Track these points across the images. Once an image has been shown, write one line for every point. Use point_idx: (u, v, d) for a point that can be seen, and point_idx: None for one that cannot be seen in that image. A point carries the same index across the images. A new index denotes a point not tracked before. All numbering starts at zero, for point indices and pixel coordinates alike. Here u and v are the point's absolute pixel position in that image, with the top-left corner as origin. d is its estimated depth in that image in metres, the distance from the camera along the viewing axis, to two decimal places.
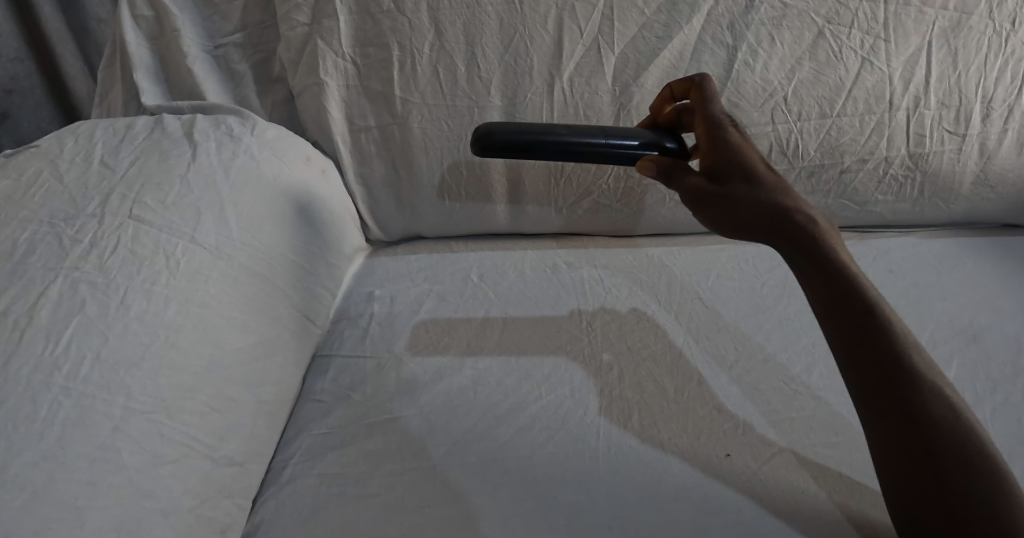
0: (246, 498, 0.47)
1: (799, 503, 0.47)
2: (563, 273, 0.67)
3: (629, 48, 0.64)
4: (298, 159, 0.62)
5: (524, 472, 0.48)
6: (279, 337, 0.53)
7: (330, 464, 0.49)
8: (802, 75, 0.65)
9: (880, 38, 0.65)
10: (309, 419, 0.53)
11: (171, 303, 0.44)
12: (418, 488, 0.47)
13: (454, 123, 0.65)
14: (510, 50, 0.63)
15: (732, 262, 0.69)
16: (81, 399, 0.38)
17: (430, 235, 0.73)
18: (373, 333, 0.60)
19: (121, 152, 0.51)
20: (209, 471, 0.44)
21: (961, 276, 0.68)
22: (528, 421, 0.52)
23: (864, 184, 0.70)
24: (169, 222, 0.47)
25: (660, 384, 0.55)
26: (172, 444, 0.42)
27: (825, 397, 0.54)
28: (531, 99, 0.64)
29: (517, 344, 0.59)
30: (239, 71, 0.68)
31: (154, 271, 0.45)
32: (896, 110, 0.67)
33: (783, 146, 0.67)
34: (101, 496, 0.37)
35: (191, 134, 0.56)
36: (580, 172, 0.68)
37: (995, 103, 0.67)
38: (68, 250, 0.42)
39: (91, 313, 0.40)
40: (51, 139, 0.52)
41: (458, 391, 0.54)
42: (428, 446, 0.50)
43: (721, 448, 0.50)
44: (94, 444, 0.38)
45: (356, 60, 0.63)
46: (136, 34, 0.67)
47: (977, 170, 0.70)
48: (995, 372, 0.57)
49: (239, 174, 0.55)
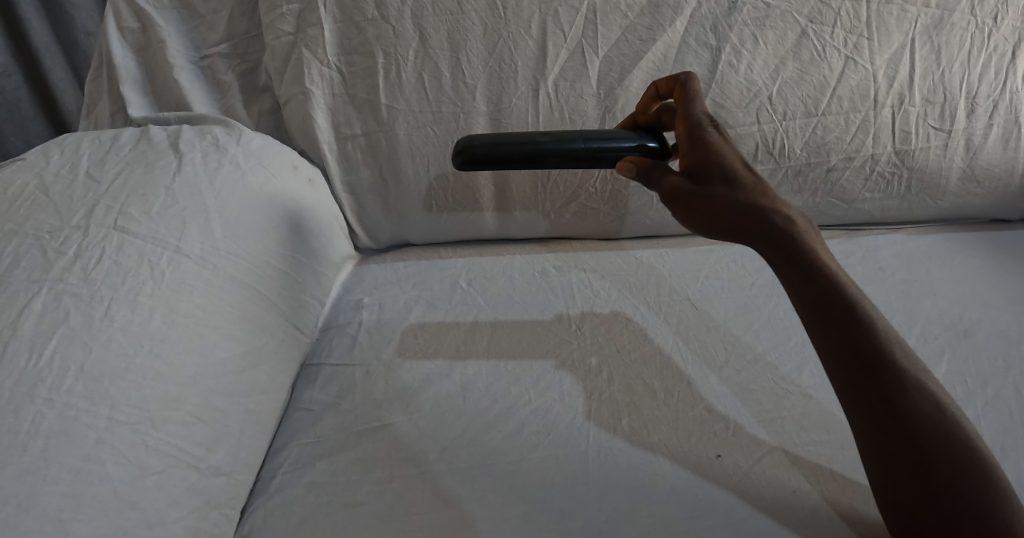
0: (234, 509, 0.46)
1: (791, 501, 0.46)
2: (552, 277, 0.67)
3: (613, 52, 0.64)
4: (283, 168, 0.62)
5: (514, 476, 0.48)
6: (266, 346, 0.53)
7: (319, 472, 0.49)
8: (787, 75, 0.66)
9: (863, 36, 0.65)
10: (299, 427, 0.52)
11: (157, 312, 0.44)
12: (408, 495, 0.47)
13: (440, 130, 0.65)
14: (495, 55, 0.63)
15: (721, 262, 0.69)
16: (64, 411, 0.38)
17: (418, 242, 0.73)
18: (362, 341, 0.60)
19: (106, 163, 0.51)
20: (196, 482, 0.44)
21: (950, 272, 0.68)
22: (518, 426, 0.52)
23: (852, 181, 0.70)
24: (153, 232, 0.47)
25: (650, 385, 0.55)
26: (157, 455, 0.41)
27: (815, 394, 0.54)
28: (516, 104, 0.64)
29: (506, 348, 0.59)
30: (224, 81, 0.68)
31: (138, 281, 0.44)
32: (882, 108, 0.67)
33: (769, 146, 0.67)
34: (85, 508, 0.37)
35: (177, 145, 0.56)
36: (567, 176, 0.67)
37: (980, 98, 0.68)
38: (52, 262, 0.42)
39: (75, 325, 0.40)
40: (35, 152, 0.52)
41: (447, 397, 0.54)
42: (418, 453, 0.50)
43: (712, 449, 0.50)
44: (77, 455, 0.37)
45: (341, 68, 0.63)
46: (122, 46, 0.67)
47: (964, 165, 0.70)
48: (986, 367, 0.57)
49: (224, 183, 0.55)
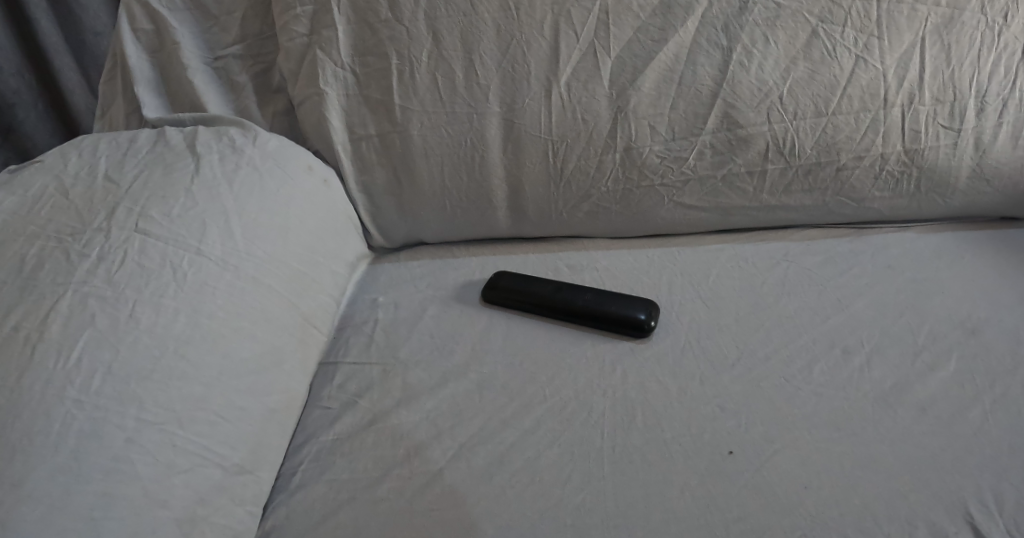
0: (257, 506, 0.47)
1: (804, 499, 0.47)
2: (565, 276, 0.68)
3: (625, 52, 0.65)
4: (300, 169, 0.62)
5: (531, 473, 0.49)
6: (287, 346, 0.53)
7: (339, 470, 0.50)
8: (798, 75, 0.66)
9: (873, 36, 0.66)
10: (319, 425, 0.53)
11: (181, 314, 0.45)
12: (427, 492, 0.48)
13: (453, 130, 0.65)
14: (508, 56, 0.64)
15: (732, 261, 0.70)
16: (94, 412, 0.39)
17: (431, 241, 0.73)
18: (378, 339, 0.61)
19: (125, 166, 0.54)
20: (221, 480, 0.44)
21: (959, 271, 0.68)
22: (533, 423, 0.52)
23: (861, 181, 0.69)
24: (176, 235, 0.49)
25: (663, 383, 0.56)
26: (185, 453, 0.42)
27: (826, 392, 0.55)
28: (529, 104, 0.65)
29: (521, 346, 0.60)
30: (238, 82, 0.69)
31: (161, 282, 0.46)
32: (892, 107, 0.67)
33: (779, 145, 0.67)
34: (117, 505, 0.38)
35: (195, 147, 0.57)
36: (581, 175, 0.68)
37: (989, 97, 0.67)
38: (76, 265, 0.44)
39: (101, 326, 0.42)
40: (54, 156, 0.54)
41: (463, 395, 0.55)
42: (435, 451, 0.51)
43: (725, 446, 0.51)
44: (108, 455, 0.38)
45: (355, 69, 0.64)
46: (136, 47, 0.68)
47: (974, 164, 0.69)
48: (996, 365, 0.56)
49: (242, 185, 0.56)
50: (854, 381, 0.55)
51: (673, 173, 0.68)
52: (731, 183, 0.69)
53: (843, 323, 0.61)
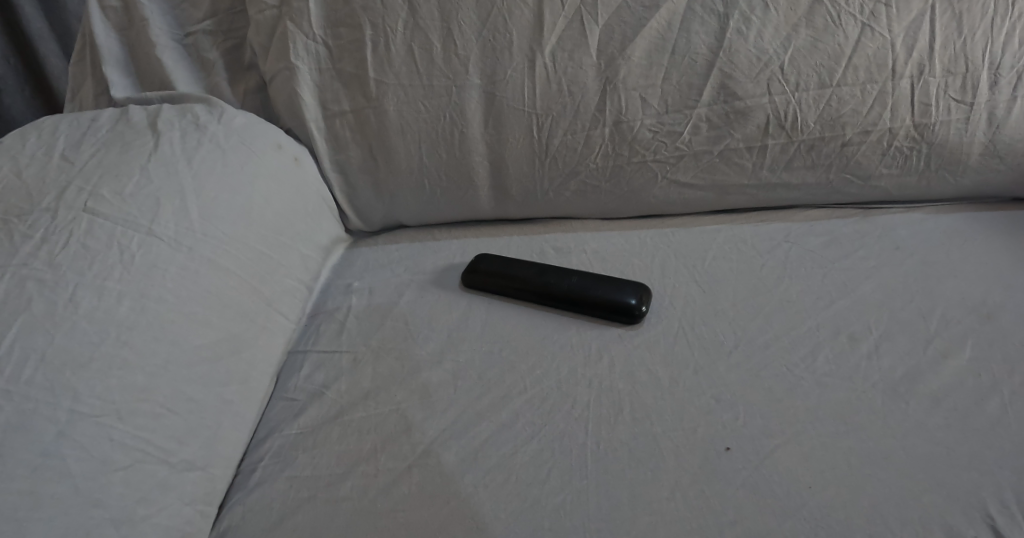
0: (209, 505, 0.43)
1: (805, 498, 0.43)
2: (551, 258, 0.65)
3: (614, 19, 0.60)
4: (268, 146, 0.59)
5: (507, 471, 0.45)
6: (247, 333, 0.50)
7: (301, 466, 0.46)
8: (799, 44, 0.61)
9: (881, 2, 0.61)
10: (283, 418, 0.50)
11: (125, 298, 0.42)
12: (395, 491, 0.44)
13: (431, 104, 0.62)
14: (489, 25, 0.60)
15: (729, 243, 0.66)
16: (22, 404, 0.35)
17: (412, 224, 0.70)
18: (350, 327, 0.57)
19: (83, 144, 0.50)
20: (167, 477, 0.41)
21: (971, 253, 0.63)
22: (511, 417, 0.49)
23: (867, 157, 0.65)
24: (126, 214, 0.45)
25: (654, 373, 0.52)
26: (125, 449, 0.39)
27: (830, 382, 0.51)
28: (511, 76, 0.61)
29: (501, 333, 0.56)
30: (209, 59, 0.65)
31: (106, 265, 0.42)
32: (900, 79, 0.62)
33: (779, 119, 0.63)
34: (43, 506, 0.34)
35: (156, 124, 0.54)
36: (568, 152, 0.64)
37: (1003, 69, 0.62)
38: (18, 246, 0.41)
39: (36, 312, 0.38)
40: (13, 136, 0.51)
41: (438, 385, 0.51)
42: (406, 446, 0.47)
43: (719, 440, 0.47)
44: (36, 450, 0.35)
45: (327, 41, 0.60)
46: (104, 26, 0.64)
47: (986, 139, 0.64)
48: (1013, 353, 0.52)
49: (202, 162, 0.52)
50: (860, 370, 0.51)
51: (666, 149, 0.64)
52: (727, 159, 0.65)
53: (847, 308, 0.57)
